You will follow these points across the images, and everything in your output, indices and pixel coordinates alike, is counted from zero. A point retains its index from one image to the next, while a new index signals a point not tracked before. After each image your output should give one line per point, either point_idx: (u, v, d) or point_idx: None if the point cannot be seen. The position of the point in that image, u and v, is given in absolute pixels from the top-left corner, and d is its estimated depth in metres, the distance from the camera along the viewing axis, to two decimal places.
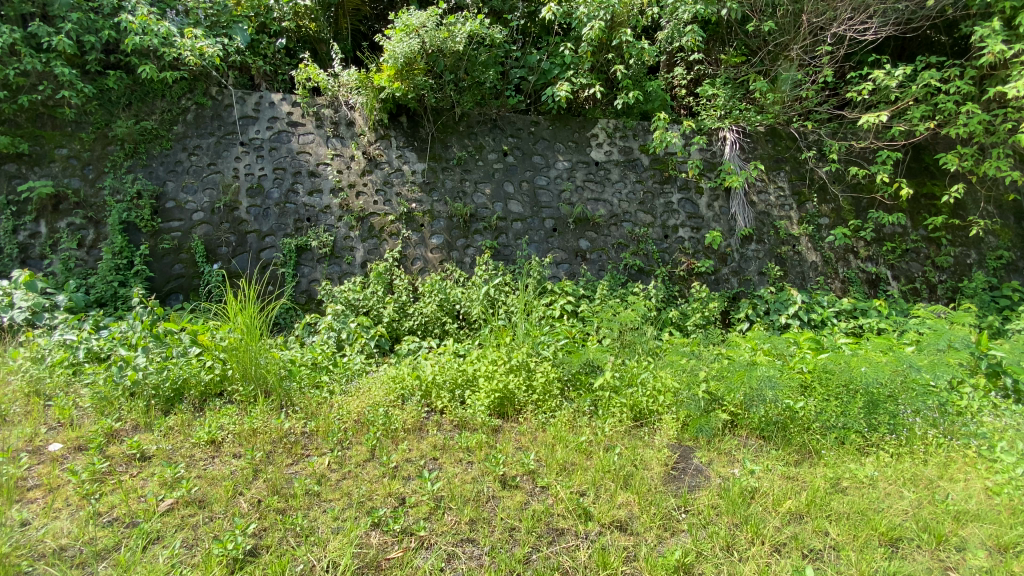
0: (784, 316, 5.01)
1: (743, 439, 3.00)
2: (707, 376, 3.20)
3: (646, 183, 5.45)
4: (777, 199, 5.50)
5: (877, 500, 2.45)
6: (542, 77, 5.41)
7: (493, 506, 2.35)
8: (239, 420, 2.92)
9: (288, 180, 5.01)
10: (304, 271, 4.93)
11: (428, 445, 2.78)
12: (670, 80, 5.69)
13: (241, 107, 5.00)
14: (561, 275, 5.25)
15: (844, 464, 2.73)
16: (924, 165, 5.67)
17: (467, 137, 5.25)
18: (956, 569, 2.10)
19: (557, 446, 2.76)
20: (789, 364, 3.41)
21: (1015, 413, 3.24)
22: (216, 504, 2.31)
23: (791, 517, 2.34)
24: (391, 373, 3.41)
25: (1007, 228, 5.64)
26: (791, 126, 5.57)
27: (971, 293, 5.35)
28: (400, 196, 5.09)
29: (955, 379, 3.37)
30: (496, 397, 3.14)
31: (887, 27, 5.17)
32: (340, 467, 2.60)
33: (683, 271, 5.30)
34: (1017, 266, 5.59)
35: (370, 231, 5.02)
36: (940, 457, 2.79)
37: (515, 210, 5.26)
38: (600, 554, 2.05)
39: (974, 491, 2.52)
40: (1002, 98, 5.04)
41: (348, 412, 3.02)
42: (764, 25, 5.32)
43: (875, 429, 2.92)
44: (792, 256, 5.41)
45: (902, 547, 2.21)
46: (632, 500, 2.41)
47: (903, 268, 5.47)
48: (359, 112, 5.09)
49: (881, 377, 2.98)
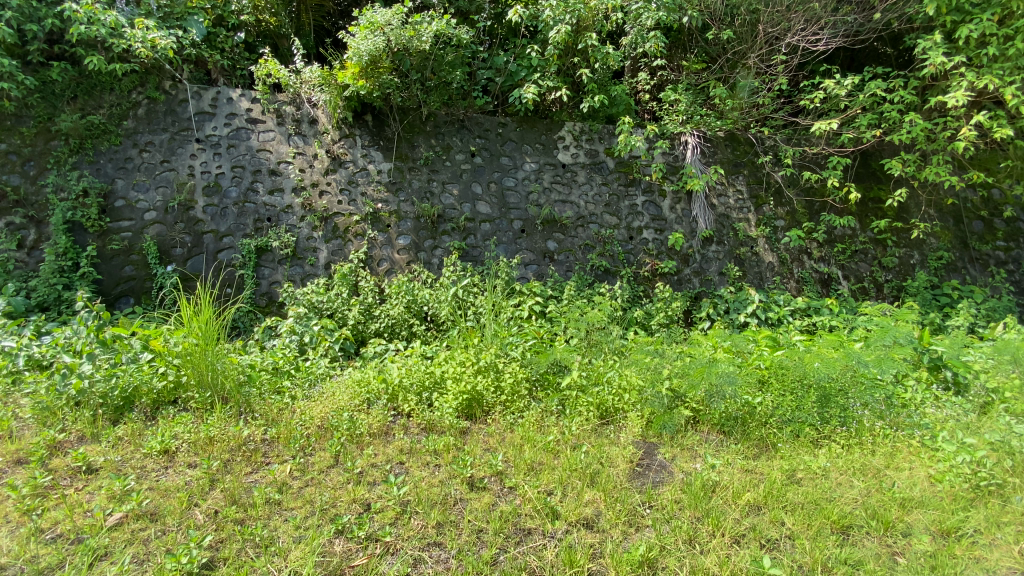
0: (742, 315, 5.16)
1: (704, 434, 3.10)
2: (670, 373, 3.28)
3: (612, 185, 5.55)
4: (735, 202, 5.70)
5: (829, 490, 2.56)
6: (509, 79, 5.43)
7: (460, 509, 2.32)
8: (194, 428, 2.81)
9: (247, 178, 4.85)
10: (264, 273, 4.75)
11: (394, 449, 2.74)
12: (635, 85, 5.81)
13: (196, 102, 4.83)
14: (529, 276, 5.26)
15: (799, 456, 2.84)
16: (871, 170, 5.98)
17: (434, 136, 5.23)
18: (902, 554, 2.21)
19: (525, 446, 2.77)
20: (747, 361, 3.54)
21: (955, 405, 3.45)
22: (170, 517, 2.20)
23: (749, 509, 2.42)
24: (356, 377, 3.33)
25: (946, 230, 6.00)
26: (749, 132, 5.80)
27: (914, 291, 5.65)
28: (366, 196, 5.01)
29: (900, 373, 3.58)
30: (463, 398, 3.12)
31: (837, 39, 5.40)
32: (303, 474, 2.53)
33: (647, 271, 5.40)
34: (956, 266, 5.95)
35: (334, 231, 4.91)
36: (887, 447, 2.94)
37: (483, 211, 5.25)
38: (566, 552, 2.05)
39: (917, 479, 2.67)
40: (942, 108, 5.35)
41: (311, 419, 2.93)
42: (723, 34, 5.49)
43: (827, 421, 3.06)
44: (750, 256, 5.61)
45: (852, 534, 2.32)
46: (598, 497, 2.42)
47: (853, 268, 5.74)
48: (322, 110, 5.00)
49: (831, 372, 3.15)
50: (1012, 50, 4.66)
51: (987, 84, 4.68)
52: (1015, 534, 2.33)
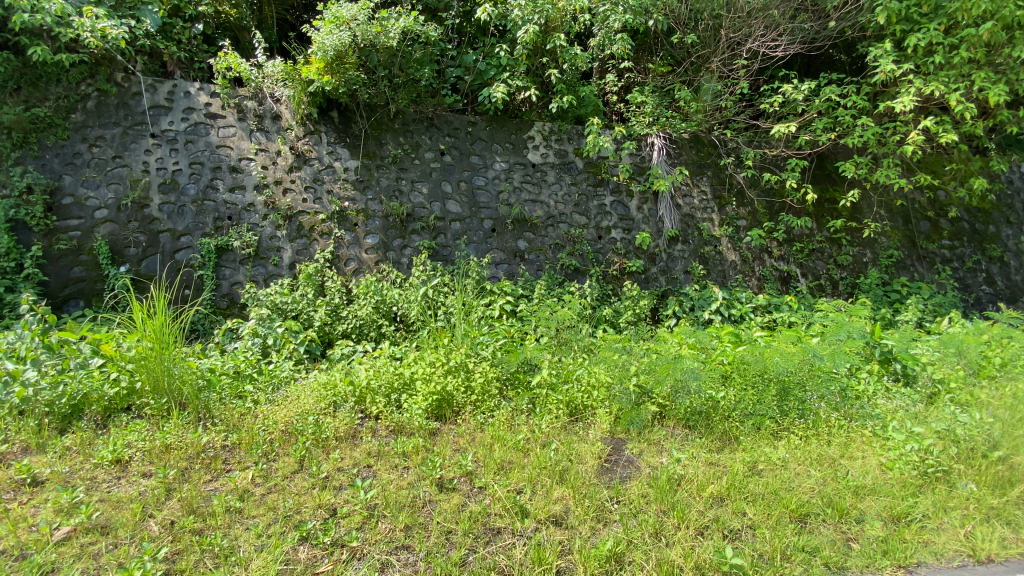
0: (707, 312, 5.30)
1: (670, 428, 3.18)
2: (637, 370, 3.38)
3: (581, 185, 5.61)
4: (700, 202, 5.84)
5: (788, 480, 2.64)
6: (478, 78, 5.41)
7: (429, 511, 2.29)
8: (149, 436, 2.69)
9: (206, 175, 4.67)
10: (225, 273, 4.59)
11: (361, 452, 2.69)
12: (602, 86, 5.88)
13: (151, 96, 4.63)
14: (499, 276, 5.26)
15: (760, 448, 2.93)
16: (827, 172, 6.23)
17: (402, 134, 5.17)
18: (856, 540, 2.32)
19: (495, 446, 2.76)
20: (711, 356, 3.66)
21: (903, 395, 3.64)
22: (122, 529, 2.11)
23: (713, 501, 2.48)
24: (322, 379, 3.26)
25: (896, 229, 6.32)
26: (713, 134, 5.96)
27: (867, 288, 5.92)
28: (332, 194, 4.90)
29: (853, 366, 3.76)
30: (433, 399, 3.09)
31: (794, 45, 5.60)
32: (265, 481, 2.45)
33: (615, 270, 5.48)
34: (905, 264, 6.26)
35: (299, 230, 4.78)
36: (842, 437, 3.06)
37: (453, 210, 5.22)
38: (535, 550, 2.05)
39: (870, 467, 2.79)
40: (891, 113, 5.62)
41: (274, 423, 2.85)
42: (687, 38, 5.61)
43: (786, 413, 3.18)
44: (714, 255, 5.76)
45: (809, 521, 2.40)
46: (567, 494, 2.44)
47: (811, 266, 5.97)
48: (286, 105, 4.88)
49: (790, 365, 3.27)
50: (956, 59, 4.93)
51: (933, 90, 4.93)
52: (961, 518, 2.48)
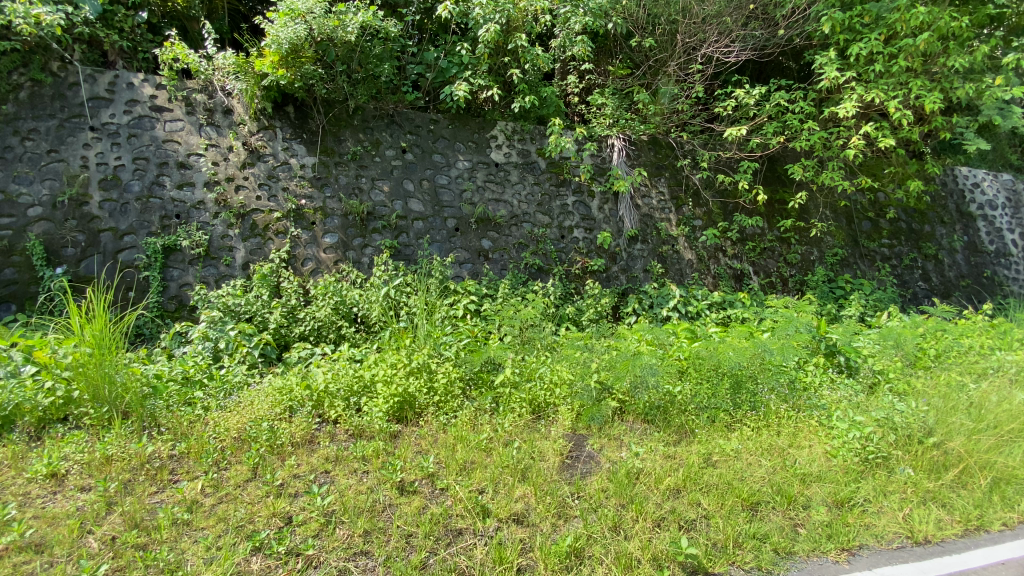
0: (665, 309, 5.43)
1: (630, 423, 3.26)
2: (598, 367, 3.47)
3: (544, 185, 5.66)
4: (658, 202, 6.00)
5: (741, 470, 2.74)
6: (440, 76, 5.35)
7: (389, 516, 2.25)
8: (88, 448, 2.54)
9: (151, 171, 4.44)
10: (173, 274, 4.37)
11: (318, 458, 2.62)
12: (564, 87, 5.94)
13: (90, 87, 4.36)
14: (463, 275, 5.23)
15: (714, 440, 3.03)
16: (777, 174, 6.51)
17: (362, 131, 5.08)
18: (803, 525, 2.43)
19: (457, 446, 2.75)
20: (668, 352, 3.81)
21: (846, 385, 3.85)
22: (58, 547, 1.98)
23: (669, 493, 2.55)
24: (277, 384, 3.16)
25: (840, 229, 6.66)
26: (670, 136, 6.12)
27: (814, 285, 6.22)
28: (288, 192, 4.75)
29: (801, 359, 3.96)
30: (395, 401, 3.04)
31: (746, 51, 5.82)
32: (216, 490, 2.36)
33: (578, 269, 5.54)
34: (849, 261, 6.60)
35: (252, 229, 4.61)
36: (790, 427, 3.20)
37: (415, 209, 5.15)
38: (496, 549, 2.05)
39: (816, 455, 2.93)
40: (835, 119, 5.92)
41: (226, 430, 2.73)
42: (646, 41, 5.75)
43: (739, 406, 3.33)
44: (672, 254, 5.91)
45: (760, 509, 2.51)
46: (528, 492, 2.46)
47: (763, 264, 6.22)
48: (238, 99, 4.71)
49: (743, 360, 3.43)
50: (895, 68, 5.22)
51: (873, 97, 5.21)
52: (898, 501, 2.64)
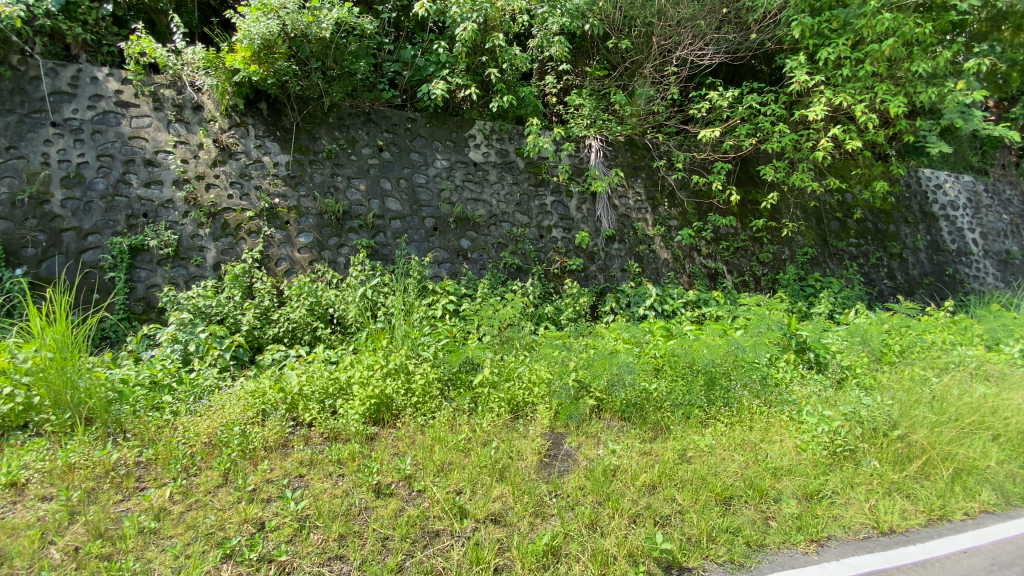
0: (642, 308, 5.49)
1: (607, 421, 3.29)
2: (576, 365, 3.51)
3: (522, 185, 5.67)
4: (635, 203, 6.07)
5: (715, 465, 2.80)
6: (417, 74, 5.31)
7: (364, 519, 2.23)
8: (49, 456, 2.45)
9: (117, 169, 4.29)
10: (140, 275, 4.24)
11: (292, 462, 2.58)
12: (542, 87, 5.95)
13: (52, 80, 4.19)
14: (442, 275, 5.19)
15: (688, 436, 3.08)
16: (750, 175, 6.66)
17: (338, 129, 5.01)
18: (774, 518, 2.49)
19: (435, 447, 2.73)
20: (644, 350, 3.88)
21: (816, 380, 3.96)
22: (18, 560, 1.90)
23: (645, 489, 2.58)
24: (249, 387, 3.10)
25: (810, 229, 6.85)
26: (646, 137, 6.20)
27: (786, 283, 6.38)
28: (260, 190, 4.65)
29: (772, 356, 4.07)
30: (371, 403, 3.01)
31: (720, 54, 5.92)
32: (185, 497, 2.30)
33: (556, 269, 5.56)
34: (818, 260, 6.79)
35: (224, 228, 4.50)
36: (762, 422, 3.28)
37: (392, 208, 5.10)
38: (473, 550, 2.05)
39: (787, 449, 3.01)
40: (805, 121, 6.07)
41: (195, 435, 2.66)
42: (622, 43, 5.80)
43: (713, 402, 3.41)
44: (648, 254, 5.99)
45: (732, 503, 2.56)
46: (506, 492, 2.46)
47: (736, 263, 6.35)
48: (208, 96, 4.59)
49: (715, 357, 3.55)
50: (861, 73, 5.38)
51: (841, 101, 5.37)
52: (865, 493, 2.73)
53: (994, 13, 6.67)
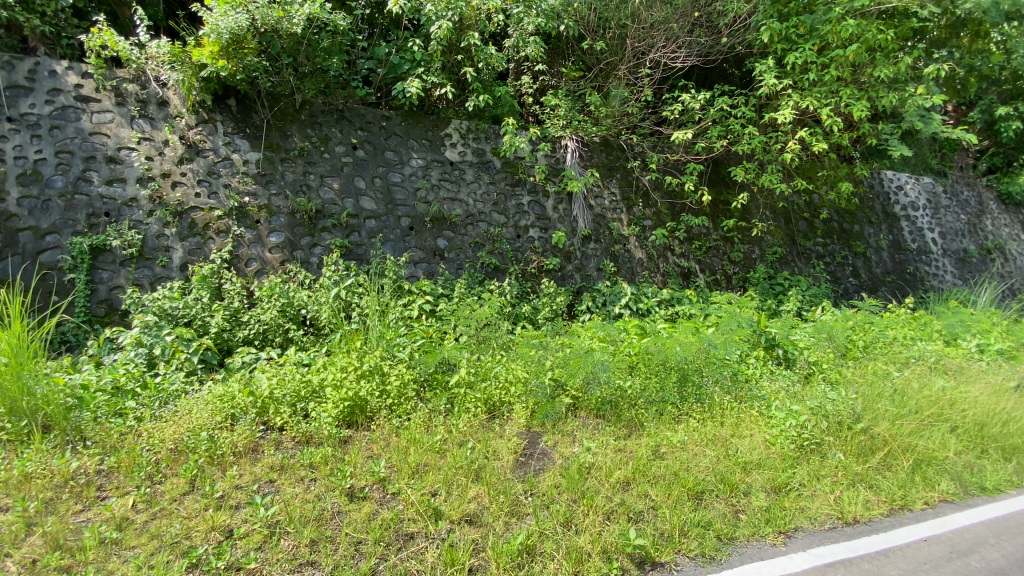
0: (618, 307, 5.56)
1: (583, 419, 3.32)
2: (552, 364, 3.53)
3: (499, 185, 5.67)
4: (610, 203, 6.14)
5: (687, 461, 2.86)
6: (392, 71, 5.25)
7: (337, 523, 2.20)
8: (3, 466, 2.35)
9: (77, 166, 4.13)
10: (102, 276, 4.08)
11: (262, 467, 2.52)
12: (518, 87, 5.96)
13: (6, 74, 4.00)
14: (418, 275, 5.15)
15: (662, 432, 3.14)
16: (721, 176, 6.80)
17: (310, 126, 4.92)
18: (743, 511, 2.55)
19: (410, 449, 2.71)
20: (619, 349, 3.94)
21: (784, 376, 4.08)
22: None
23: (619, 486, 2.61)
24: (217, 391, 3.02)
25: (779, 229, 7.04)
26: (621, 138, 6.28)
27: (756, 281, 6.54)
28: (230, 188, 4.54)
29: (743, 352, 4.17)
30: (345, 405, 2.97)
31: (692, 57, 6.03)
32: (149, 506, 2.23)
33: (533, 268, 5.58)
34: (787, 259, 6.98)
35: (191, 228, 4.37)
36: (733, 418, 3.36)
37: (367, 207, 5.04)
38: (448, 552, 2.04)
39: (756, 443, 3.08)
40: (774, 124, 6.24)
41: (160, 442, 2.58)
42: (597, 44, 5.86)
43: (685, 399, 3.48)
44: (624, 253, 6.06)
45: (704, 498, 2.61)
46: (482, 492, 2.46)
47: (708, 262, 6.47)
48: (174, 91, 4.45)
49: (688, 354, 3.63)
50: (827, 78, 5.53)
51: (808, 104, 5.53)
52: (830, 484, 2.82)
53: (953, 21, 6.75)
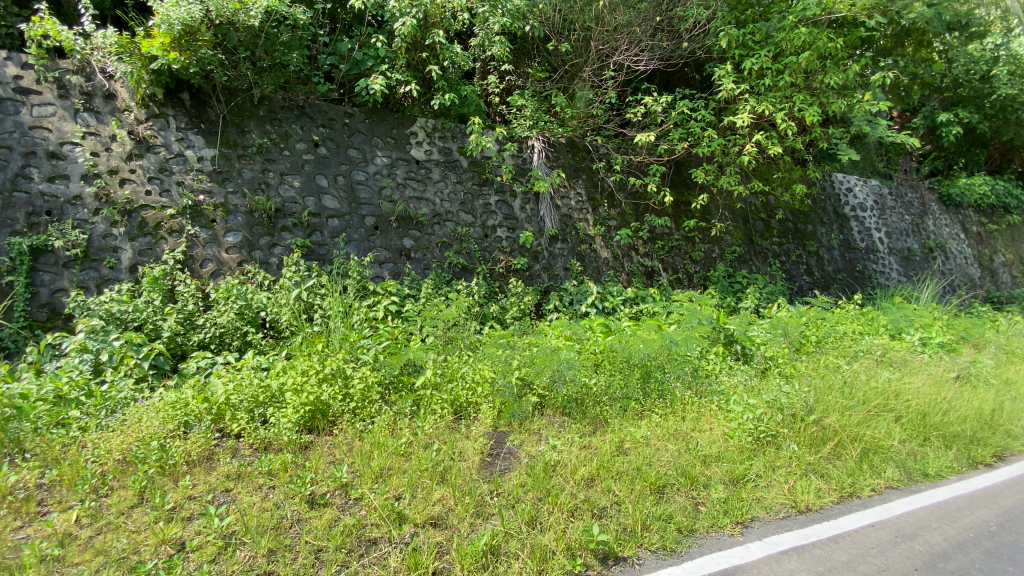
0: (584, 306, 5.63)
1: (549, 417, 3.35)
2: (519, 364, 3.55)
3: (465, 184, 5.64)
4: (576, 203, 6.21)
5: (649, 456, 2.92)
6: (354, 68, 5.14)
7: (297, 532, 2.15)
8: None
9: (15, 162, 3.88)
10: (43, 279, 3.85)
11: (217, 476, 2.44)
12: (485, 87, 5.96)
13: None
14: (383, 275, 5.07)
15: (625, 428, 3.20)
16: (683, 178, 6.98)
17: (269, 122, 4.77)
18: (703, 503, 2.63)
19: (374, 453, 2.67)
20: (584, 347, 4.00)
21: (742, 370, 4.23)
22: None
23: (584, 483, 2.65)
24: (169, 398, 2.90)
25: (738, 229, 7.28)
26: (586, 139, 6.38)
27: (716, 280, 6.74)
28: (183, 186, 4.36)
29: (703, 349, 4.31)
30: (306, 410, 2.90)
31: (654, 61, 6.16)
32: (94, 520, 2.12)
33: (501, 268, 5.57)
34: (745, 258, 7.22)
35: (141, 227, 4.17)
36: (694, 412, 3.46)
37: (330, 206, 4.93)
38: (412, 556, 2.02)
39: (716, 437, 3.18)
40: (732, 127, 6.43)
41: (107, 453, 2.46)
42: (562, 46, 5.90)
43: (648, 394, 3.57)
44: (590, 253, 6.13)
45: (666, 491, 2.68)
46: (447, 494, 2.45)
47: (671, 261, 6.63)
48: (122, 84, 4.24)
49: (651, 351, 3.74)
50: (781, 83, 5.73)
51: (764, 109, 5.72)
52: (785, 474, 2.94)
53: (898, 31, 7.02)
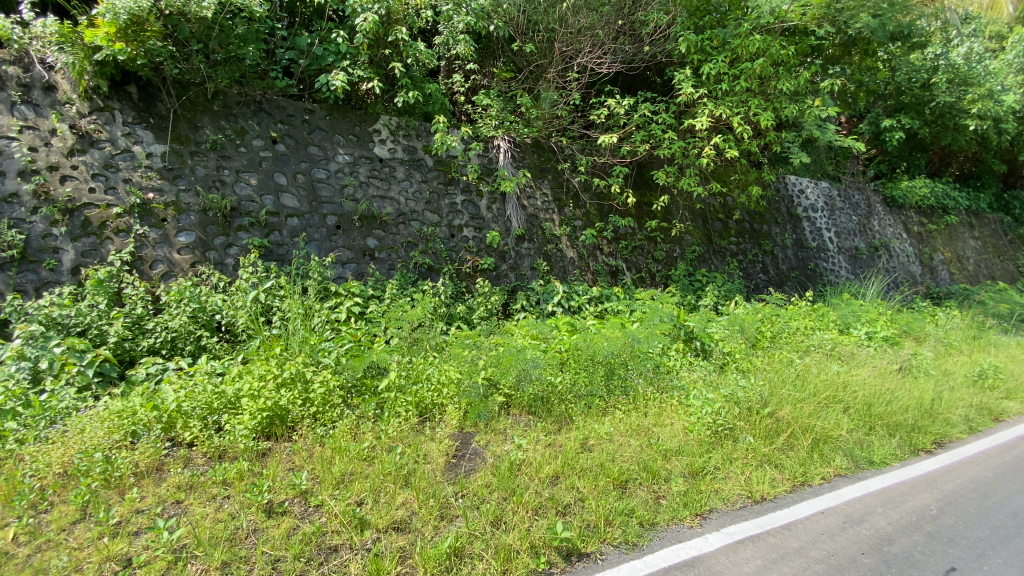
0: (550, 305, 5.67)
1: (515, 416, 3.36)
2: (485, 364, 3.56)
3: (431, 183, 5.60)
4: (542, 203, 6.26)
5: (613, 452, 2.98)
6: (314, 63, 5.01)
7: (253, 542, 2.08)
8: None
9: None
10: None
11: (168, 487, 2.34)
12: (450, 86, 5.96)
13: None
14: (347, 276, 4.97)
15: (589, 425, 3.25)
16: (646, 179, 7.15)
17: (224, 118, 4.61)
18: (663, 496, 2.70)
19: (335, 458, 2.62)
20: (549, 347, 4.04)
21: (701, 366, 4.37)
22: None
23: (548, 480, 2.68)
24: (114, 408, 2.76)
25: (697, 229, 7.50)
26: (551, 140, 6.47)
27: (677, 278, 6.92)
28: (131, 183, 4.15)
29: (664, 346, 4.42)
30: (264, 416, 2.82)
31: (617, 64, 6.27)
32: (31, 539, 2.00)
33: (468, 268, 5.55)
34: (705, 257, 7.45)
35: (84, 227, 3.94)
36: (656, 408, 3.55)
37: (289, 205, 4.80)
38: (373, 561, 1.99)
39: (676, 431, 3.27)
40: (691, 130, 6.62)
41: (45, 467, 2.33)
42: (526, 46, 5.94)
43: (612, 391, 3.64)
44: (556, 252, 6.19)
45: (628, 486, 2.74)
46: (410, 498, 2.42)
47: (634, 261, 6.77)
48: (63, 75, 4.02)
49: (614, 349, 3.82)
50: (738, 88, 5.92)
51: (722, 113, 5.90)
52: (740, 466, 3.05)
53: (846, 40, 7.34)
